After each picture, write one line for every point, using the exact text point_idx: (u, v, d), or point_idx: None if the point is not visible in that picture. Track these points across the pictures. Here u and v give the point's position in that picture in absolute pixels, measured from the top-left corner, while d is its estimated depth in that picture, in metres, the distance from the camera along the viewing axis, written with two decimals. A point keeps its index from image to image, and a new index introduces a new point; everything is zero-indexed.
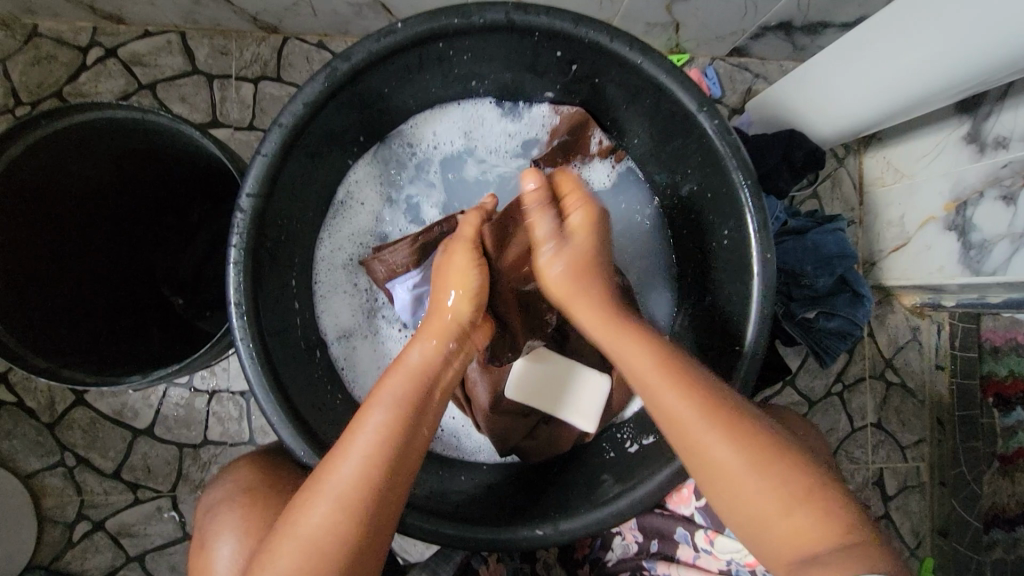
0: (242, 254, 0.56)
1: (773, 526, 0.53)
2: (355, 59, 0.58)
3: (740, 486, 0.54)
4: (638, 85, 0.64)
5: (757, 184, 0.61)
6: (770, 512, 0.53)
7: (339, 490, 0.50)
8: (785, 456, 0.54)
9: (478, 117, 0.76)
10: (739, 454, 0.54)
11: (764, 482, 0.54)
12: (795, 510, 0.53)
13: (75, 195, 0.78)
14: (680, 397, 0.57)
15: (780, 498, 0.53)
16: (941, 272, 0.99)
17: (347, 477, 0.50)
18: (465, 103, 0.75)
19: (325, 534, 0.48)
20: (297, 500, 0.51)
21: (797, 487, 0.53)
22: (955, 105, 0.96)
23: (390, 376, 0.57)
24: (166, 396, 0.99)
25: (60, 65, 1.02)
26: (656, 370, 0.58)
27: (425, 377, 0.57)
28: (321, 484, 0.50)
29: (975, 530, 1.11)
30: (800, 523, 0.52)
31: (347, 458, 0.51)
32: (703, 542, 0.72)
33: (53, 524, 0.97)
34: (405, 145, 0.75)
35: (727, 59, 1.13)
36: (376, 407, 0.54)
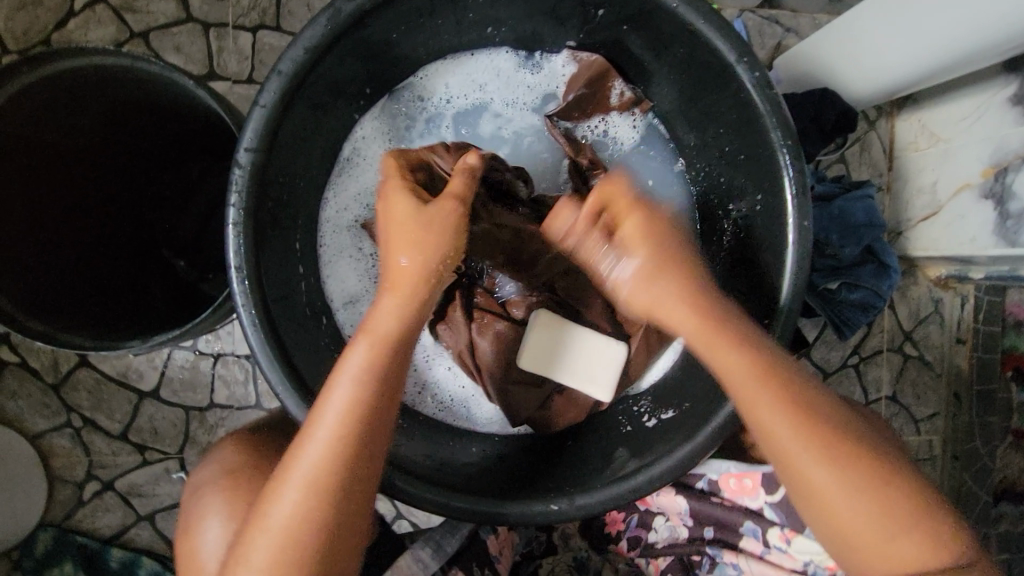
0: (242, 214, 0.53)
1: (880, 553, 0.51)
2: (361, 0, 0.53)
3: (847, 523, 0.51)
4: (670, 31, 0.58)
5: (797, 144, 0.56)
6: (887, 540, 0.51)
7: (307, 476, 0.48)
8: (898, 495, 0.51)
9: (492, 69, 0.71)
10: (856, 500, 0.51)
11: (875, 519, 0.51)
12: (896, 532, 0.50)
13: (65, 148, 0.74)
14: (819, 461, 0.51)
15: (877, 531, 0.51)
16: (973, 243, 0.95)
17: (313, 466, 0.48)
18: (478, 53, 0.70)
19: (300, 519, 0.47)
20: (268, 488, 0.49)
21: (895, 514, 0.51)
22: (1002, 63, 0.89)
23: (352, 347, 0.52)
24: (170, 358, 0.98)
25: (47, 10, 0.96)
26: (796, 434, 0.51)
27: (383, 344, 0.51)
28: (288, 472, 0.49)
29: (985, 503, 1.11)
30: (908, 553, 0.50)
31: (309, 445, 0.49)
32: (777, 539, 0.70)
33: (63, 483, 0.98)
34: (415, 98, 0.70)
35: (757, 12, 1.05)
36: (337, 387, 0.50)
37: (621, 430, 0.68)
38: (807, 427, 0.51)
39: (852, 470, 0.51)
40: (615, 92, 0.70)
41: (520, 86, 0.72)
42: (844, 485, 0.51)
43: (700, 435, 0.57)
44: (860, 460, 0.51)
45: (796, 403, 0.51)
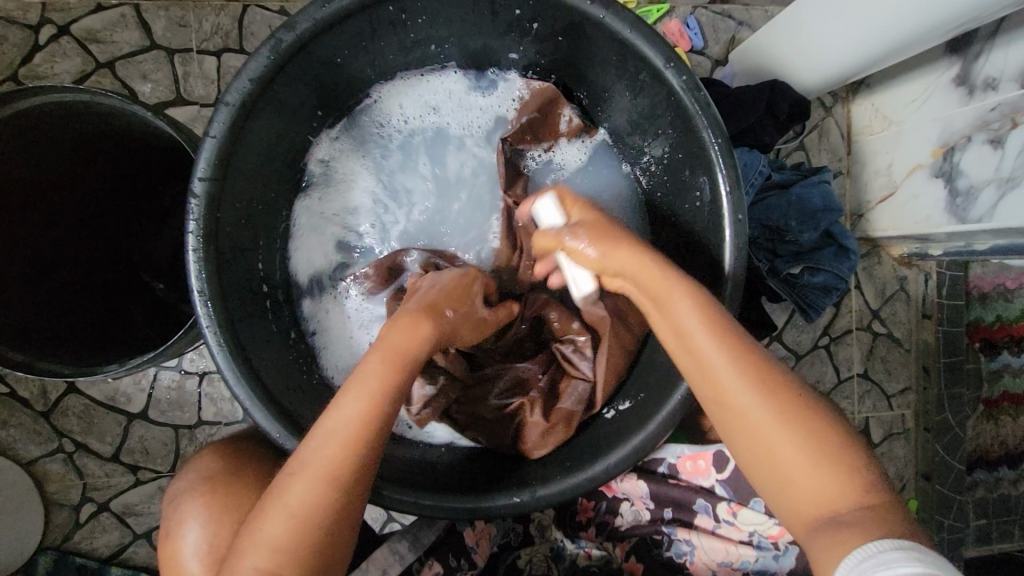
0: (200, 240, 0.55)
1: (784, 477, 0.51)
2: (299, 29, 0.55)
3: (763, 439, 0.52)
4: (603, 41, 0.61)
5: (728, 142, 0.59)
6: (790, 463, 0.51)
7: (319, 469, 0.50)
8: (819, 424, 0.51)
9: (445, 89, 0.73)
10: (767, 415, 0.51)
11: (792, 440, 0.51)
12: (814, 474, 0.50)
13: (37, 184, 0.76)
14: (738, 372, 0.52)
15: (793, 452, 0.50)
16: (927, 221, 0.98)
17: (329, 460, 0.50)
18: (430, 75, 0.73)
19: (313, 510, 0.49)
20: (284, 473, 0.51)
21: (820, 451, 0.50)
22: (944, 46, 0.92)
23: (368, 356, 0.55)
24: (156, 379, 1.00)
25: (12, 46, 0.98)
26: (712, 339, 0.53)
27: (405, 355, 0.55)
28: (303, 463, 0.50)
29: (957, 473, 1.14)
30: (809, 478, 0.50)
31: (324, 440, 0.51)
32: (725, 513, 0.77)
33: (59, 507, 1.00)
34: (373, 119, 0.73)
35: (709, 7, 1.08)
36: (355, 389, 0.53)
37: (585, 424, 0.71)
38: (721, 339, 0.53)
39: (774, 390, 0.52)
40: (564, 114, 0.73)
41: (473, 107, 0.74)
42: (763, 418, 0.51)
43: (652, 423, 0.60)
44: (785, 389, 0.52)
45: (727, 338, 0.53)
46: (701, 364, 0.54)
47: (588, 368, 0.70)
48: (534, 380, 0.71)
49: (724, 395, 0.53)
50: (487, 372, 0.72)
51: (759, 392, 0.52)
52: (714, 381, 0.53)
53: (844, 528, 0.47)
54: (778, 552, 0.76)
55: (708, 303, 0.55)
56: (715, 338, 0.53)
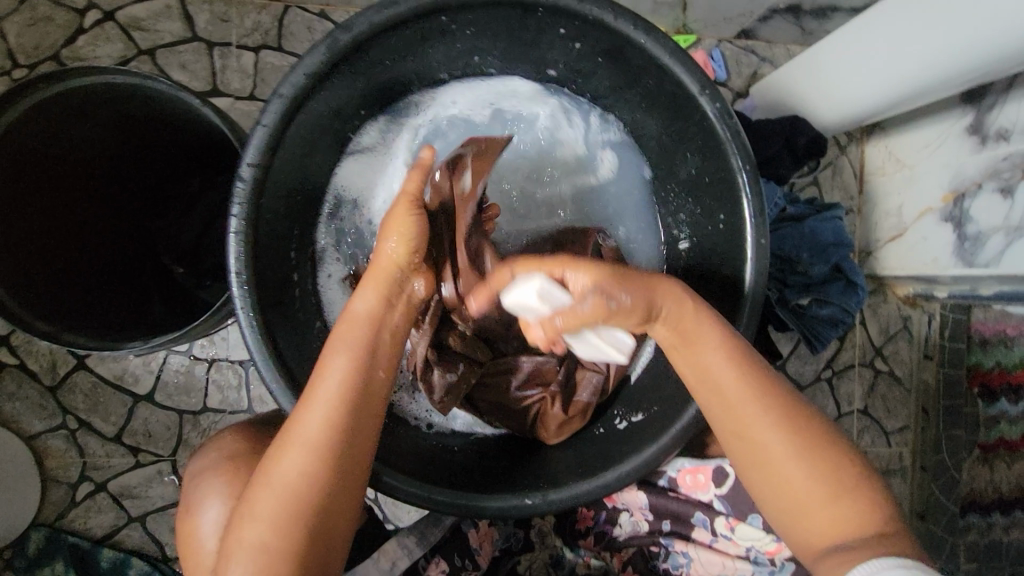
0: (243, 224, 0.57)
1: (805, 513, 0.53)
2: (356, 32, 0.57)
3: (785, 475, 0.54)
4: (641, 64, 0.63)
5: (755, 170, 0.61)
6: (811, 497, 0.53)
7: (307, 439, 0.52)
8: (841, 463, 0.54)
9: (528, 97, 0.76)
10: (790, 452, 0.54)
11: (814, 476, 0.53)
12: (827, 501, 0.53)
13: (73, 160, 0.78)
14: (764, 410, 0.55)
15: (813, 489, 0.53)
16: (934, 263, 1.01)
17: (318, 429, 0.52)
18: (524, 80, 0.75)
19: (299, 482, 0.51)
20: (271, 450, 0.53)
21: (834, 480, 0.53)
22: (959, 95, 0.95)
23: (341, 324, 0.57)
24: (166, 363, 1.01)
25: (57, 27, 1.00)
26: (732, 372, 0.56)
27: (372, 320, 0.57)
28: (293, 436, 0.52)
29: (952, 514, 1.14)
30: (830, 513, 0.53)
31: (314, 410, 0.52)
32: (723, 527, 0.76)
33: (56, 484, 1.00)
34: (446, 105, 0.75)
35: (734, 42, 1.12)
36: (336, 356, 0.54)
37: (595, 432, 0.72)
38: (744, 376, 0.55)
39: (798, 428, 0.54)
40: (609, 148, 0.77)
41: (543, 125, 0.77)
42: (782, 449, 0.54)
43: (665, 436, 0.62)
44: (807, 426, 0.55)
45: (751, 370, 0.56)
46: (724, 400, 0.56)
47: (603, 361, 0.72)
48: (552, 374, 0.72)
49: (744, 429, 0.55)
50: (507, 363, 0.72)
51: (782, 431, 0.54)
52: (738, 419, 0.55)
53: (852, 552, 0.50)
54: (775, 568, 0.75)
55: (734, 344, 0.56)
56: (740, 373, 0.55)
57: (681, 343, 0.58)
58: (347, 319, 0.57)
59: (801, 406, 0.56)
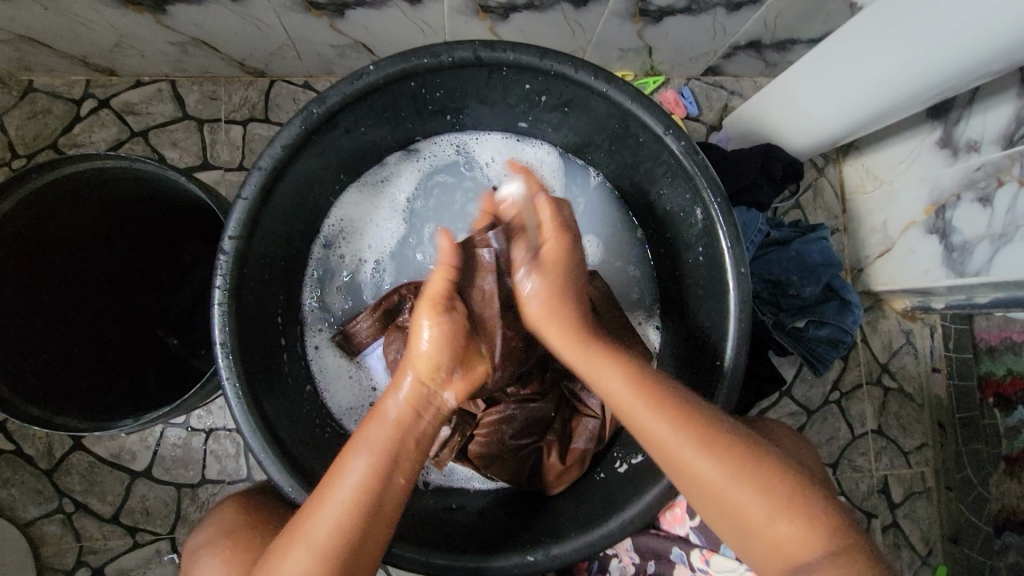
0: (226, 294, 0.57)
1: (763, 537, 0.53)
2: (330, 103, 0.60)
3: (734, 506, 0.53)
4: (605, 111, 0.66)
5: (727, 201, 0.62)
6: (764, 523, 0.52)
7: (315, 541, 0.50)
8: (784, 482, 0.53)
9: (543, 165, 0.80)
10: (730, 478, 0.53)
11: (761, 501, 0.53)
12: (781, 524, 0.52)
13: (67, 243, 0.80)
14: (693, 442, 0.54)
15: (761, 513, 0.52)
16: (926, 275, 1.01)
17: (325, 530, 0.50)
18: (547, 147, 0.79)
19: None
20: (276, 547, 0.51)
21: (781, 500, 0.52)
22: (925, 112, 0.98)
23: (368, 425, 0.56)
24: (162, 437, 0.99)
25: (55, 117, 1.05)
26: (634, 392, 0.58)
27: (402, 429, 0.56)
28: (299, 534, 0.51)
29: (986, 534, 1.11)
30: (785, 533, 0.52)
31: (325, 510, 0.51)
32: (700, 561, 0.72)
33: (52, 572, 0.97)
34: (468, 159, 0.79)
35: (702, 79, 1.16)
36: (358, 454, 0.54)
37: (596, 478, 0.70)
38: (647, 397, 0.57)
39: (730, 454, 0.54)
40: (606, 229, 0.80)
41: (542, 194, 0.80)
42: (724, 481, 0.53)
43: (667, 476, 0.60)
44: (738, 449, 0.54)
45: (663, 401, 0.57)
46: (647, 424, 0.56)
47: (597, 405, 0.71)
48: (549, 420, 0.72)
49: (675, 458, 0.55)
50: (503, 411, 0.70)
51: (714, 459, 0.54)
52: (672, 458, 0.55)
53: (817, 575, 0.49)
54: None
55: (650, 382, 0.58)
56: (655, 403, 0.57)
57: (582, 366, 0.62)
58: (376, 419, 0.56)
59: (727, 430, 0.55)
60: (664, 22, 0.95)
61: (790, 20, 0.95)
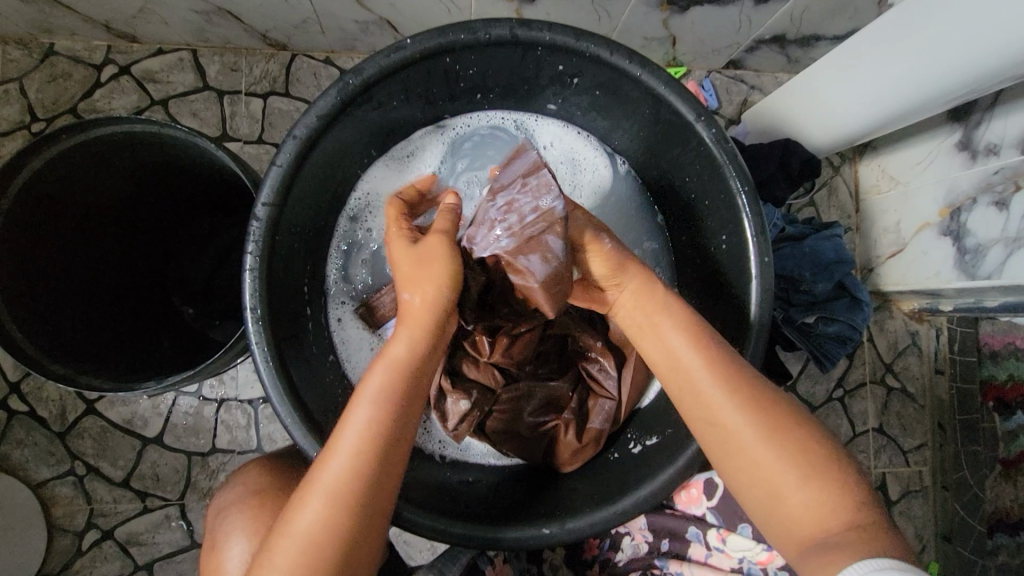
0: (258, 261, 0.58)
1: (784, 507, 0.53)
2: (365, 75, 0.60)
3: (762, 465, 0.54)
4: (637, 96, 0.66)
5: (753, 191, 0.63)
6: (788, 490, 0.53)
7: (330, 488, 0.50)
8: (812, 450, 0.53)
9: (586, 155, 0.80)
10: (764, 437, 0.54)
11: (789, 465, 0.53)
12: (805, 491, 0.52)
13: (92, 207, 0.80)
14: (739, 406, 0.55)
15: (792, 480, 0.53)
16: (936, 277, 1.02)
17: (337, 477, 0.51)
18: (590, 138, 0.79)
19: (320, 534, 0.49)
20: (291, 502, 0.51)
21: (808, 469, 0.53)
22: (946, 114, 0.98)
23: (376, 369, 0.56)
24: (175, 404, 1.00)
25: (75, 82, 1.05)
26: (688, 345, 0.59)
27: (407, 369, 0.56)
28: (313, 484, 0.51)
29: (978, 533, 1.12)
30: (810, 503, 0.52)
31: (337, 459, 0.51)
32: (715, 540, 0.75)
33: (62, 533, 0.98)
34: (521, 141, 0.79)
35: (724, 72, 1.16)
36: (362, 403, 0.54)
37: (610, 458, 0.71)
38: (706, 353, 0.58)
39: (770, 416, 0.55)
40: (638, 225, 0.80)
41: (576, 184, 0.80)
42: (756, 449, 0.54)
43: (681, 457, 0.61)
44: (777, 413, 0.55)
45: (718, 359, 0.57)
46: (692, 381, 0.58)
47: (614, 387, 0.72)
48: (566, 401, 0.73)
49: (713, 414, 0.56)
50: (520, 388, 0.71)
51: (757, 422, 0.55)
52: (716, 412, 0.56)
53: (835, 549, 0.49)
54: None
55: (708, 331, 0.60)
56: (703, 359, 0.58)
57: (647, 324, 0.63)
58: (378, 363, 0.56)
59: (772, 392, 0.57)
60: (691, 12, 0.95)
61: (817, 16, 0.95)
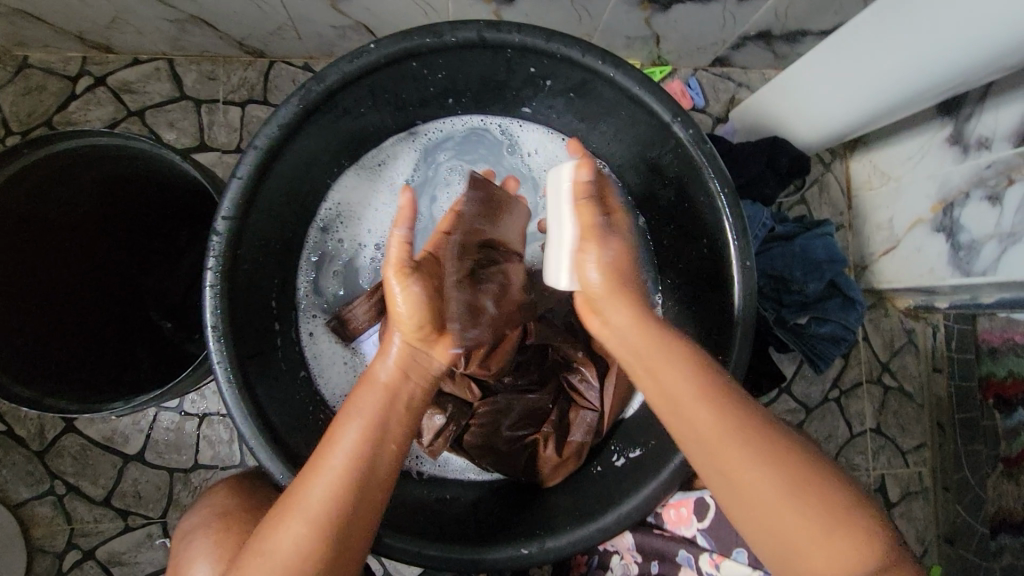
0: (219, 276, 0.56)
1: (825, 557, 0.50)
2: (329, 82, 0.58)
3: (791, 516, 0.51)
4: (612, 97, 0.64)
5: (734, 193, 0.61)
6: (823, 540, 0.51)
7: (310, 505, 0.49)
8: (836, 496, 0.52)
9: None
10: (782, 487, 0.52)
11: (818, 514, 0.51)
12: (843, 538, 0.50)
13: (59, 222, 0.79)
14: (756, 455, 0.53)
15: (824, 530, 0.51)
16: (931, 274, 0.99)
17: (320, 495, 0.49)
18: None
19: (296, 556, 0.48)
20: (266, 522, 0.50)
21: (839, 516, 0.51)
22: (936, 108, 0.96)
23: (360, 393, 0.56)
24: (156, 420, 0.98)
25: (49, 95, 1.03)
26: (693, 390, 0.56)
27: (393, 394, 0.56)
28: (295, 502, 0.49)
29: (981, 535, 1.10)
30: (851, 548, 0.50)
31: (319, 476, 0.50)
32: (708, 566, 0.70)
33: (43, 554, 0.96)
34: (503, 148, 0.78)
35: (710, 70, 1.14)
36: (350, 420, 0.53)
37: (594, 471, 0.69)
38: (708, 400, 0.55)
39: (787, 466, 0.52)
40: None
41: None
42: (780, 508, 0.52)
43: (663, 471, 0.59)
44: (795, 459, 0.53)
45: (724, 409, 0.55)
46: (697, 422, 0.55)
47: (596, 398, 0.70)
48: (546, 413, 0.71)
49: (732, 472, 0.53)
50: (498, 402, 0.69)
51: (779, 467, 0.52)
52: (732, 473, 0.53)
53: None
54: None
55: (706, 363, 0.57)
56: (712, 410, 0.54)
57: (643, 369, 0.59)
58: (365, 384, 0.57)
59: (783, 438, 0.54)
60: (673, 10, 0.93)
61: (801, 11, 0.93)
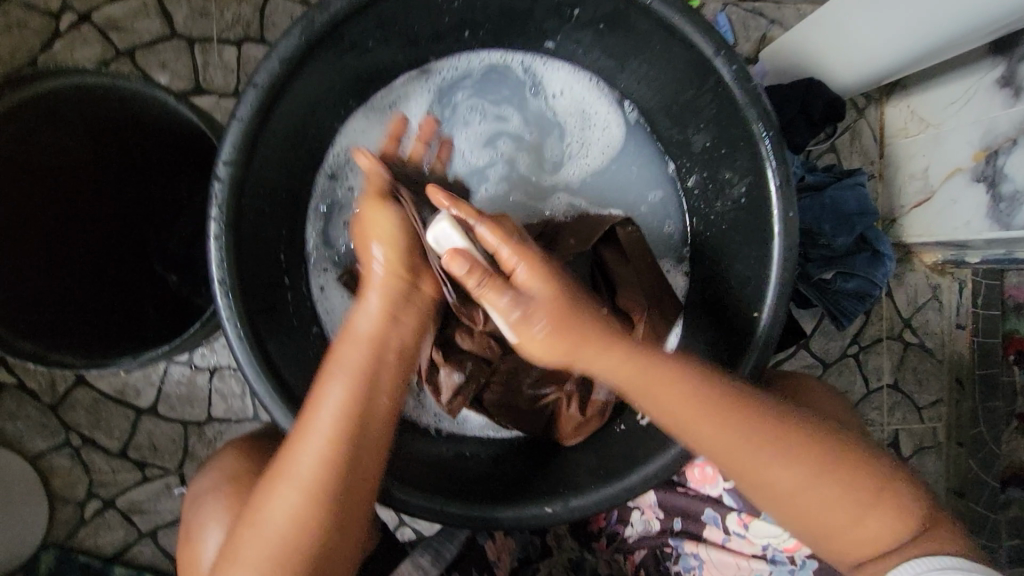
0: (223, 227, 0.52)
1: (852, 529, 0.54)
2: (333, 10, 0.53)
3: (818, 501, 0.54)
4: (647, 29, 0.58)
5: (779, 135, 0.56)
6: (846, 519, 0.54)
7: (301, 476, 0.50)
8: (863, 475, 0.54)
9: (593, 104, 0.74)
10: (806, 475, 0.54)
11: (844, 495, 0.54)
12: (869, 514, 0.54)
13: (48, 168, 0.75)
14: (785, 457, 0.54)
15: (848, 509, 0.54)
16: (966, 227, 0.94)
17: (309, 467, 0.50)
18: (599, 85, 0.73)
19: (291, 523, 0.50)
20: (261, 490, 0.51)
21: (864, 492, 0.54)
22: (988, 46, 0.89)
23: (340, 348, 0.55)
24: (167, 374, 0.97)
25: (32, 33, 0.96)
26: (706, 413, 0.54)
27: (376, 353, 0.54)
28: (285, 473, 0.51)
29: (992, 488, 1.09)
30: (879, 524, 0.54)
31: (307, 444, 0.51)
32: (736, 525, 0.73)
33: (64, 503, 0.98)
34: (525, 87, 0.73)
35: (741, 5, 1.05)
36: (336, 378, 0.53)
37: (616, 429, 0.67)
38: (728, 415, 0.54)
39: (810, 456, 0.54)
40: (648, 179, 0.75)
41: (580, 136, 0.75)
42: (798, 494, 0.55)
43: None
44: (820, 446, 0.55)
45: (736, 417, 0.54)
46: (718, 445, 0.55)
47: None
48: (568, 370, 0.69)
49: (757, 473, 0.55)
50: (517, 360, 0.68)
51: (804, 462, 0.54)
52: (758, 473, 0.55)
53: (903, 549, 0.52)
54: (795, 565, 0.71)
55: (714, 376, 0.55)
56: (723, 424, 0.54)
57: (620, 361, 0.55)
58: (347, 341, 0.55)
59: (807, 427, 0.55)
60: None
61: None
